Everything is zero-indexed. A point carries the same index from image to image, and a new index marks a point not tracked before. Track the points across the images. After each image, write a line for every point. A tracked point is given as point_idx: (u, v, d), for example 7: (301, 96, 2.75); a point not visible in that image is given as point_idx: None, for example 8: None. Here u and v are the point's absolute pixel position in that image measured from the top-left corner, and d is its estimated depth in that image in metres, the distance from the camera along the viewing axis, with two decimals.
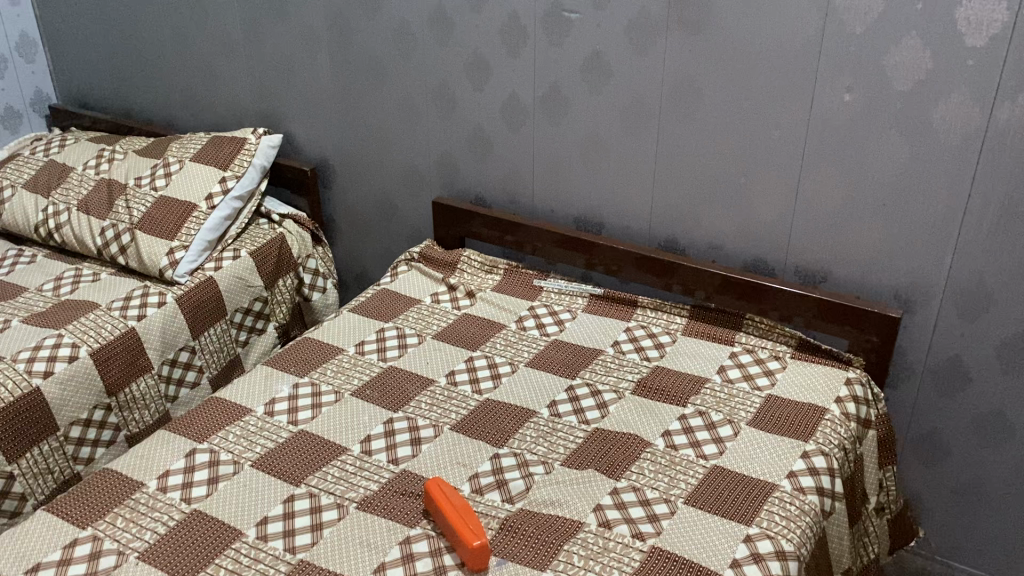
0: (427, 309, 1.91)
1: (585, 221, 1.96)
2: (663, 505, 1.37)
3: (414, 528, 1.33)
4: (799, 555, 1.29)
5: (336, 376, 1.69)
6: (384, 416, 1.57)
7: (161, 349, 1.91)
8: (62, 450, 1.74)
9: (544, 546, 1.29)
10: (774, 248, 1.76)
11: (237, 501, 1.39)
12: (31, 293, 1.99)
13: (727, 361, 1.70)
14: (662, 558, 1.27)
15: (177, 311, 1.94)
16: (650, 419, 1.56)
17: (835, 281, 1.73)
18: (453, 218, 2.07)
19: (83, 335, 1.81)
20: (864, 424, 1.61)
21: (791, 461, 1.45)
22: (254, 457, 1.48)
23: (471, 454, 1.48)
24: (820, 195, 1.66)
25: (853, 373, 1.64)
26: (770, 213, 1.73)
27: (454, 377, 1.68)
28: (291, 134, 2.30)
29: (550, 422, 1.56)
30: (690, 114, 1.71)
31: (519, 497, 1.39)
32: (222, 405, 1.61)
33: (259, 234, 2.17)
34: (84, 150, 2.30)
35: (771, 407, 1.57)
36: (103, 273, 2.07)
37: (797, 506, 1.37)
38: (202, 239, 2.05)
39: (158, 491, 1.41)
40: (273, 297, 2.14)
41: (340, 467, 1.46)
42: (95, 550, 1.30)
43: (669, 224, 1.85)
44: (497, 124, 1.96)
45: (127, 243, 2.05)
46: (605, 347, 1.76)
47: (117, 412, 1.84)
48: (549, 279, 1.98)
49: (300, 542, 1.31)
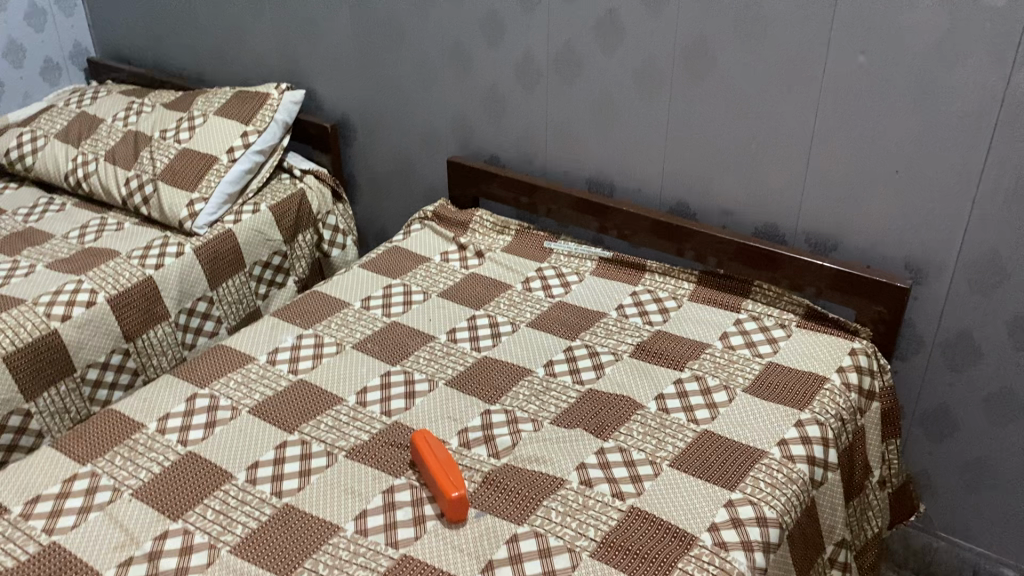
0: (435, 266, 1.92)
1: (597, 183, 1.94)
2: (648, 466, 1.37)
3: (399, 478, 1.36)
4: (780, 522, 1.29)
5: (339, 329, 1.71)
6: (382, 369, 1.59)
7: (178, 299, 1.96)
8: (79, 392, 1.81)
9: (523, 501, 1.31)
10: (785, 214, 1.73)
11: (230, 444, 1.43)
12: (57, 239, 2.04)
13: (731, 328, 1.69)
14: (640, 518, 1.28)
15: (195, 261, 1.99)
16: (646, 382, 1.55)
17: (846, 251, 1.69)
18: (468, 178, 2.07)
19: (102, 282, 1.87)
20: (867, 395, 1.58)
21: (783, 429, 1.44)
22: (251, 404, 1.52)
23: (463, 409, 1.50)
24: (833, 160, 1.61)
25: (858, 345, 1.61)
26: (781, 179, 1.69)
27: (454, 334, 1.69)
28: (314, 90, 2.32)
29: (545, 381, 1.56)
30: (702, 75, 1.68)
31: (505, 453, 1.41)
32: (227, 352, 1.65)
33: (280, 189, 2.21)
34: (115, 102, 2.34)
35: (769, 376, 1.56)
36: (127, 222, 2.12)
37: (784, 474, 1.36)
38: (222, 192, 2.09)
39: (157, 433, 1.46)
40: (292, 251, 2.19)
41: (333, 416, 1.49)
42: (91, 486, 1.35)
43: (681, 187, 1.83)
44: (512, 84, 1.94)
45: (149, 194, 2.10)
46: (609, 310, 1.75)
47: (135, 357, 1.89)
48: (560, 240, 1.97)
49: (287, 487, 1.35)
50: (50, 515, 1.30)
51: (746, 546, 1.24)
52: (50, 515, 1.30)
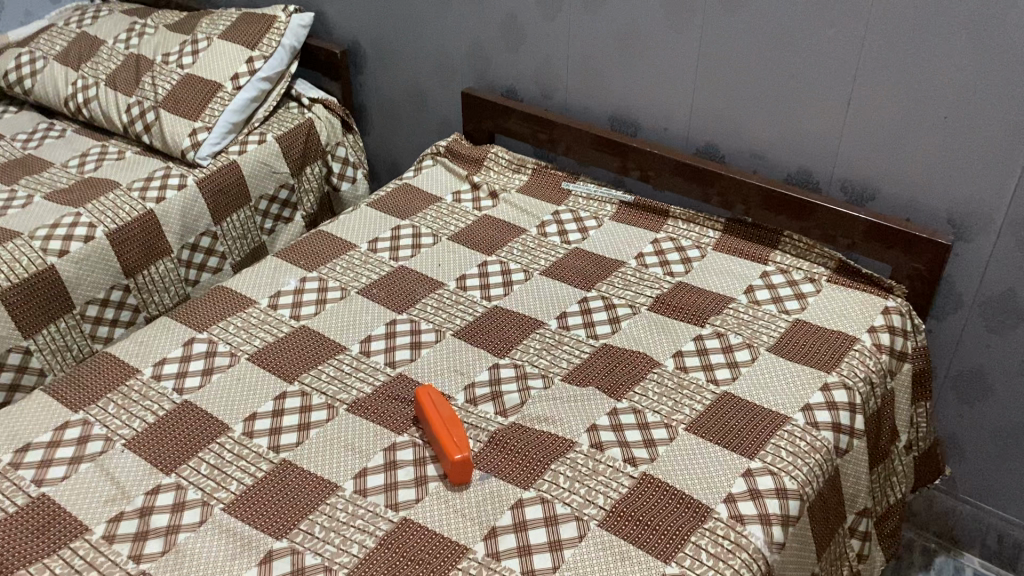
0: (447, 207, 1.83)
1: (621, 120, 1.83)
2: (662, 430, 1.30)
3: (402, 435, 1.30)
4: (801, 494, 1.23)
5: (344, 272, 1.63)
6: (388, 317, 1.52)
7: (180, 234, 1.89)
8: (79, 329, 1.75)
9: (530, 464, 1.25)
10: (820, 160, 1.61)
11: (228, 394, 1.37)
12: (56, 169, 1.97)
13: (758, 281, 1.59)
14: (652, 486, 1.21)
15: (198, 194, 1.91)
16: (664, 338, 1.47)
17: (884, 202, 1.58)
18: (484, 112, 1.96)
19: (100, 215, 1.80)
20: (899, 357, 1.49)
21: (808, 393, 1.36)
22: (251, 350, 1.45)
23: (471, 362, 1.43)
24: (875, 103, 1.49)
25: (892, 303, 1.52)
26: (818, 122, 1.57)
27: (465, 281, 1.61)
28: (324, 14, 2.19)
29: (557, 334, 1.49)
30: (737, 6, 1.55)
31: (513, 411, 1.34)
32: (227, 295, 1.58)
33: (287, 119, 2.11)
34: (116, 23, 2.23)
35: (796, 335, 1.47)
36: (128, 151, 2.03)
37: (808, 443, 1.29)
38: (227, 121, 1.99)
39: (152, 379, 1.40)
40: (300, 184, 2.10)
41: (335, 366, 1.42)
42: (84, 435, 1.30)
43: (710, 128, 1.71)
44: (532, 12, 1.81)
45: (151, 122, 2.00)
46: (628, 259, 1.66)
47: (136, 294, 1.83)
48: (579, 181, 1.87)
49: (285, 441, 1.29)
50: (40, 466, 1.25)
51: (764, 520, 1.18)
52: (40, 465, 1.25)
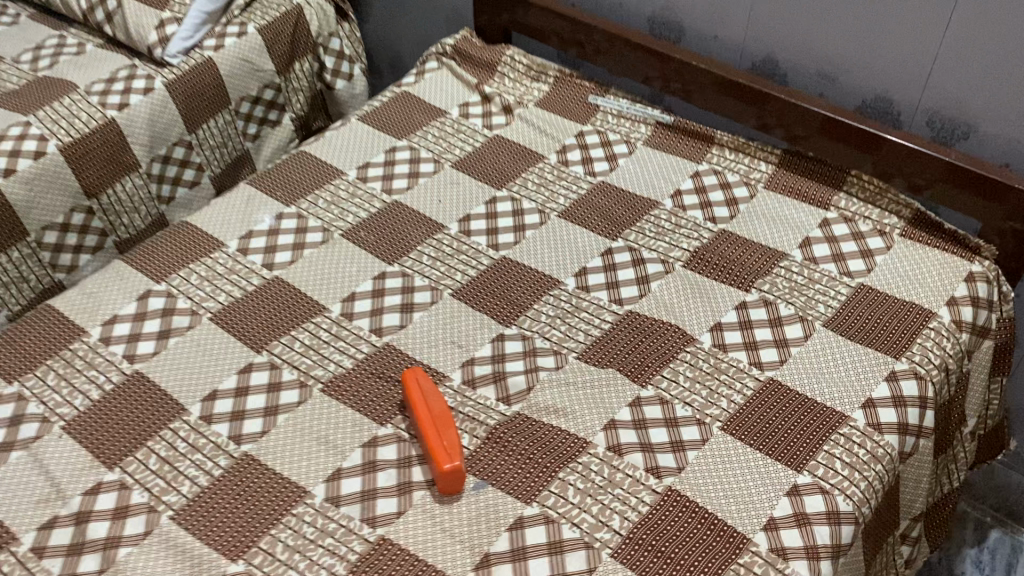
0: (452, 124, 1.56)
1: (663, 23, 1.53)
2: (693, 429, 1.09)
3: (384, 427, 1.11)
4: (857, 519, 1.02)
5: (328, 209, 1.39)
6: (375, 270, 1.30)
7: (148, 145, 1.65)
8: (36, 258, 1.55)
9: (533, 471, 1.05)
10: (904, 86, 1.32)
11: (185, 365, 1.18)
12: (5, 64, 1.71)
13: (816, 232, 1.34)
14: (677, 506, 1.01)
15: (168, 99, 1.65)
16: (701, 305, 1.24)
17: (979, 141, 1.29)
18: (500, 6, 1.66)
19: (53, 125, 1.56)
20: (979, 334, 1.26)
21: (871, 385, 1.14)
22: (215, 309, 1.25)
23: (471, 332, 1.21)
24: (983, 23, 1.18)
25: (979, 268, 1.26)
26: (907, 40, 1.27)
27: (468, 224, 1.37)
28: None
29: (575, 297, 1.26)
30: None
31: (517, 399, 1.13)
32: (192, 235, 1.36)
33: (272, 4, 1.81)
34: None
35: (860, 306, 1.23)
36: (89, 43, 1.76)
37: (869, 451, 1.07)
38: (200, 10, 1.70)
39: (99, 343, 1.20)
40: (288, 84, 1.84)
41: (311, 333, 1.21)
42: (16, 414, 1.12)
43: (771, 38, 1.41)
44: None
45: (112, 10, 1.72)
46: (662, 198, 1.41)
47: (100, 216, 1.61)
48: (608, 95, 1.59)
49: (248, 430, 1.10)
50: None
51: (811, 555, 0.98)
52: None
